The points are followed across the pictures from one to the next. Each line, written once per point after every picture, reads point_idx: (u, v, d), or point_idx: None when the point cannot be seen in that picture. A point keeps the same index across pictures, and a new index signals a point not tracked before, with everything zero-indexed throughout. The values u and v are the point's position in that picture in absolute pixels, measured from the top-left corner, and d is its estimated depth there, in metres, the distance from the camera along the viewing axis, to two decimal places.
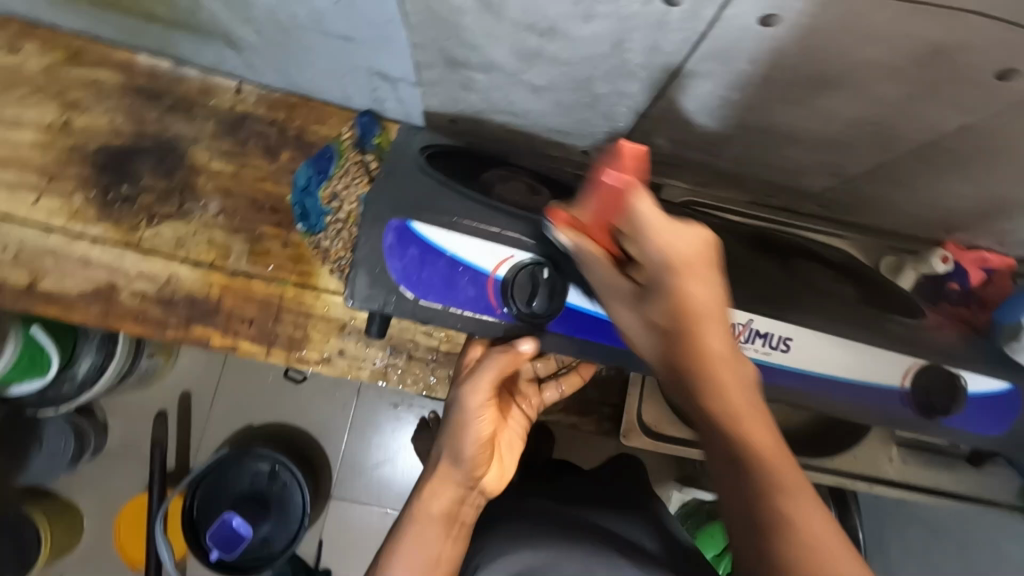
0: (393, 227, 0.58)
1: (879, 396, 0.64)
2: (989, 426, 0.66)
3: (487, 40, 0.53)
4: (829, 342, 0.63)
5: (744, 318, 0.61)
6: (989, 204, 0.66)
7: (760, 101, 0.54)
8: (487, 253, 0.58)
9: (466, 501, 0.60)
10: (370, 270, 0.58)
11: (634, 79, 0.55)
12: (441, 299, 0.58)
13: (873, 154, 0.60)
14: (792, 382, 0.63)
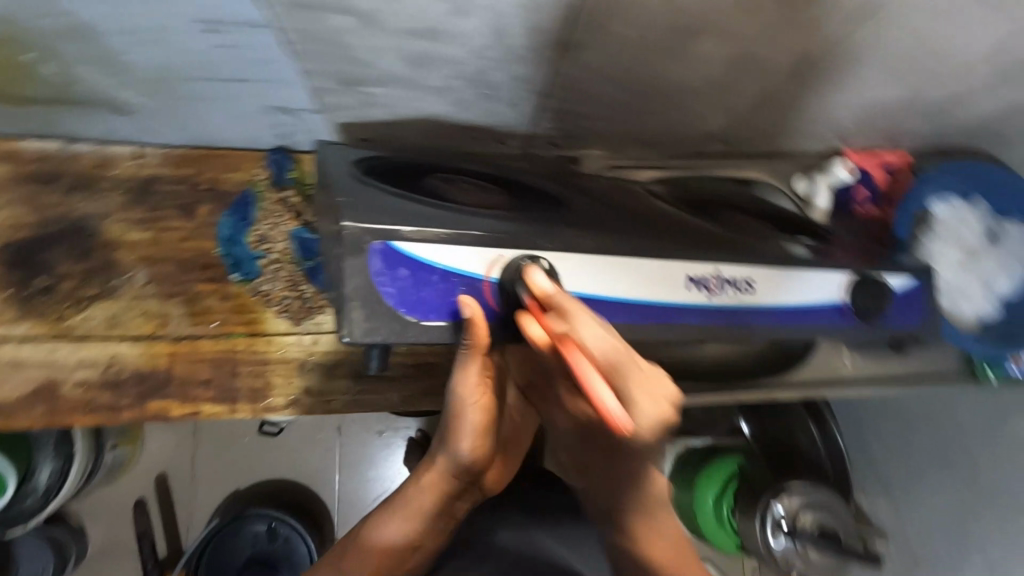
0: (377, 250, 0.48)
1: (823, 316, 0.65)
2: (910, 317, 0.70)
3: (375, 53, 0.54)
4: (782, 274, 0.63)
5: (711, 270, 0.60)
6: (871, 108, 0.72)
7: (644, 58, 0.57)
8: (477, 256, 0.51)
9: (461, 493, 0.65)
10: (363, 302, 0.47)
11: (523, 62, 0.56)
12: (446, 316, 0.50)
13: (759, 86, 0.64)
14: (766, 321, 0.63)
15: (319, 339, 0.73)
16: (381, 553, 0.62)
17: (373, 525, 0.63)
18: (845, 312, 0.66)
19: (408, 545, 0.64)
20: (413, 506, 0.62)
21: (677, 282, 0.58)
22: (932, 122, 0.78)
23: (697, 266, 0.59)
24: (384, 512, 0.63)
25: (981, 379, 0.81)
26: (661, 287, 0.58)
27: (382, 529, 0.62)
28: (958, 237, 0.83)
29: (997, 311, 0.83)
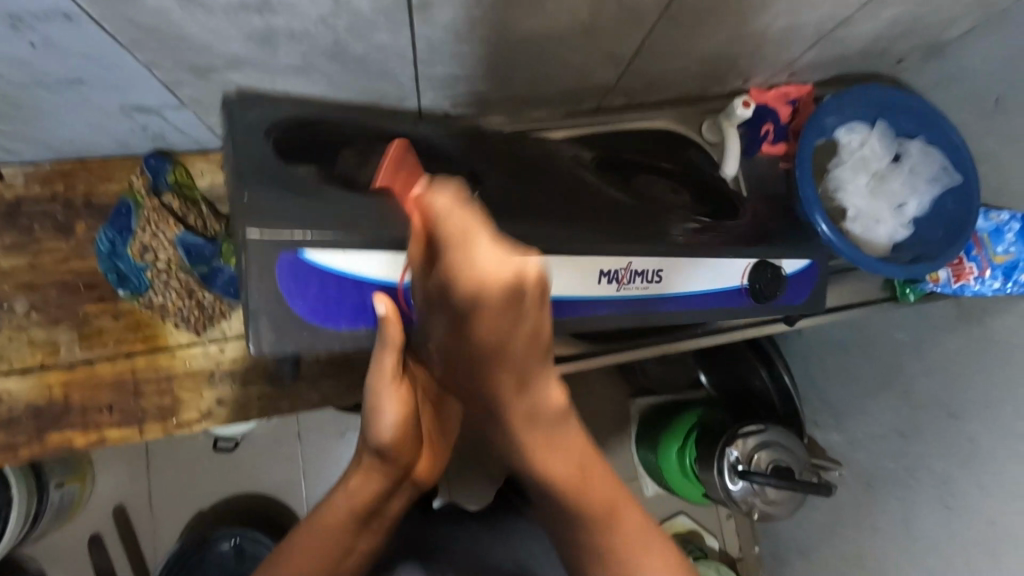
0: (285, 262, 0.44)
1: (724, 299, 0.69)
2: (798, 297, 0.76)
3: (214, 36, 0.50)
4: (687, 264, 0.64)
5: (623, 264, 0.59)
6: (759, 42, 0.71)
7: (506, 13, 0.54)
8: (394, 262, 0.48)
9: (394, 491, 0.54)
10: (270, 317, 0.44)
11: (377, 29, 0.53)
12: (357, 323, 0.48)
13: (636, 29, 0.62)
14: (670, 305, 0.65)
15: (225, 347, 0.70)
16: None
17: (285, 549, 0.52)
18: (743, 294, 0.70)
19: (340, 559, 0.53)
20: (330, 517, 0.52)
21: (590, 277, 0.58)
22: (826, 50, 0.76)
23: (613, 260, 0.58)
24: (302, 529, 0.53)
25: (900, 301, 0.85)
26: (572, 280, 0.57)
27: (296, 550, 0.52)
28: (866, 162, 0.81)
29: (909, 232, 0.81)
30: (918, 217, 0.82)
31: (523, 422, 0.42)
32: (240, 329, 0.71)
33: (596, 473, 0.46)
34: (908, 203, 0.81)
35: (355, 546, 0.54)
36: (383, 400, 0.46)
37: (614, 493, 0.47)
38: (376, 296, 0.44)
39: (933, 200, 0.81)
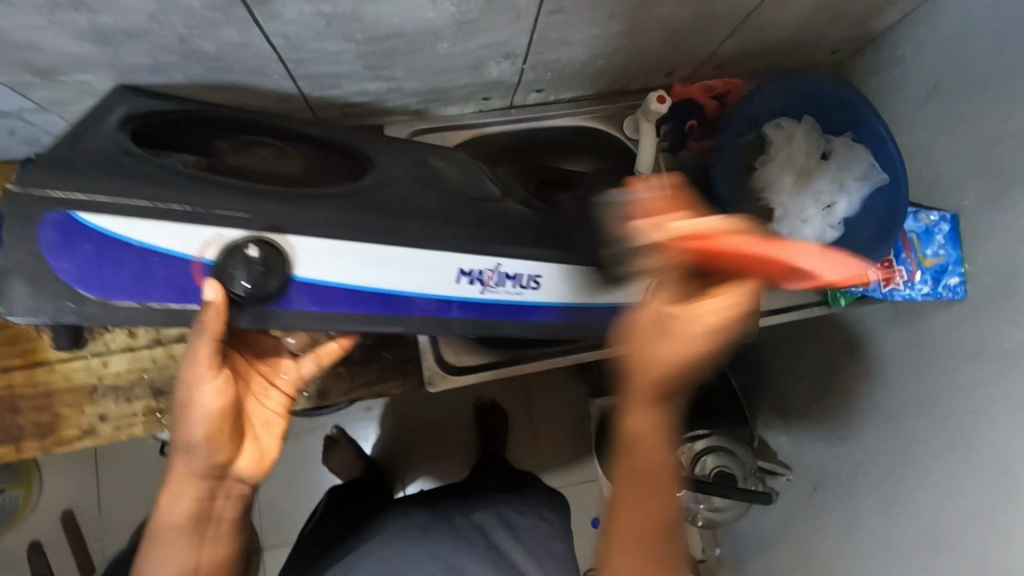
0: (51, 221, 0.41)
1: (617, 311, 0.63)
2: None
3: (37, 34, 0.47)
4: (567, 272, 0.58)
5: (490, 263, 0.53)
6: (666, 36, 0.66)
7: (361, 8, 0.49)
8: (183, 234, 0.43)
9: (228, 490, 0.53)
10: (27, 278, 0.42)
11: (221, 26, 0.49)
12: (138, 296, 0.44)
13: (520, 24, 0.57)
14: (546, 317, 0.60)
15: (108, 360, 0.67)
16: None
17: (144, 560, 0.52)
18: (637, 311, 0.63)
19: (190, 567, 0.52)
20: (165, 524, 0.51)
21: (448, 277, 0.52)
22: (747, 40, 0.72)
23: (477, 258, 0.53)
24: (151, 543, 0.52)
25: (832, 305, 0.82)
26: (422, 275, 0.51)
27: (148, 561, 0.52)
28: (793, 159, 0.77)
29: (838, 234, 0.78)
30: (849, 217, 0.78)
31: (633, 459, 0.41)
32: (124, 342, 0.68)
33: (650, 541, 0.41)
34: (838, 203, 0.77)
35: (201, 548, 0.52)
36: (197, 394, 0.48)
37: (645, 565, 0.40)
38: (206, 280, 0.44)
39: (864, 200, 0.77)
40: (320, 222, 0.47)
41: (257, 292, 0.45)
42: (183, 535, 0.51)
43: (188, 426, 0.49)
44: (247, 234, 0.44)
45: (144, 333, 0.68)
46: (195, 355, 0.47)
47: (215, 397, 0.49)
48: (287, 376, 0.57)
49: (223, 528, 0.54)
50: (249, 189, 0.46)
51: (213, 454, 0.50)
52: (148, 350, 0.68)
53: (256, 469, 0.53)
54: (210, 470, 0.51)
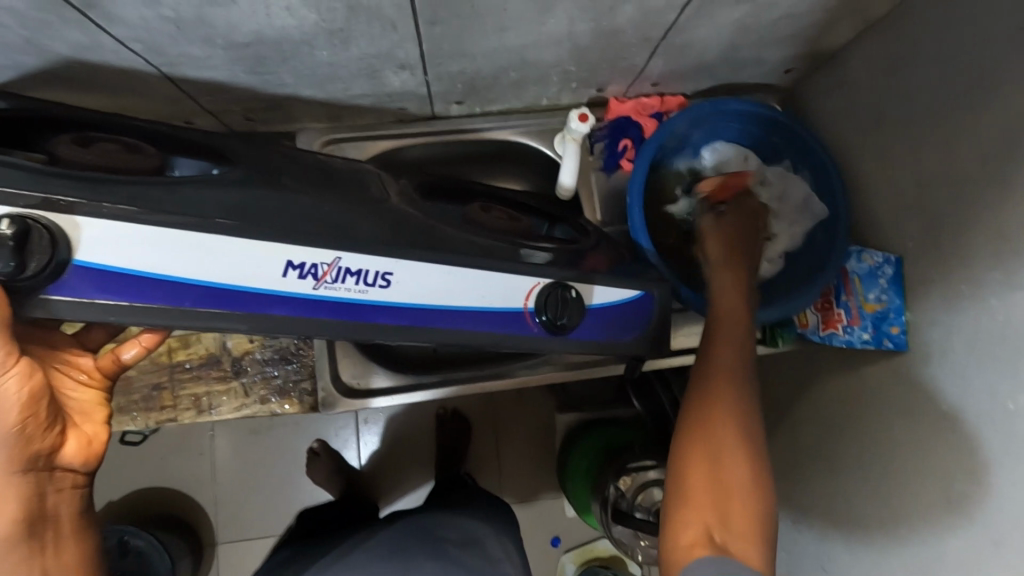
0: None
1: (501, 323, 0.54)
2: (620, 333, 0.60)
3: None
4: (439, 269, 0.50)
5: (325, 256, 0.45)
6: (578, 50, 0.61)
7: (201, 13, 0.45)
8: None
9: (60, 489, 0.43)
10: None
11: (62, 28, 0.47)
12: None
13: (399, 33, 0.52)
14: (402, 322, 0.50)
15: None
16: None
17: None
18: (527, 322, 0.55)
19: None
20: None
21: (271, 270, 0.44)
22: (677, 56, 0.66)
23: (306, 248, 0.45)
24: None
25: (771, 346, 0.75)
26: (233, 263, 0.43)
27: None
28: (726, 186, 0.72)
29: (779, 268, 0.73)
30: (791, 251, 0.73)
31: (688, 413, 0.55)
32: None
33: (722, 505, 0.50)
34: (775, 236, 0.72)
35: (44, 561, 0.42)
36: None
37: (715, 489, 0.50)
38: None
39: (805, 234, 0.71)
40: (120, 202, 0.40)
41: (14, 277, 0.37)
42: (18, 547, 0.41)
43: None
44: (8, 210, 0.37)
45: None
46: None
47: (16, 381, 0.38)
48: (90, 372, 0.46)
49: (66, 533, 0.44)
50: (30, 167, 0.39)
51: (26, 446, 0.39)
52: None
53: (86, 459, 0.43)
54: (24, 471, 0.40)
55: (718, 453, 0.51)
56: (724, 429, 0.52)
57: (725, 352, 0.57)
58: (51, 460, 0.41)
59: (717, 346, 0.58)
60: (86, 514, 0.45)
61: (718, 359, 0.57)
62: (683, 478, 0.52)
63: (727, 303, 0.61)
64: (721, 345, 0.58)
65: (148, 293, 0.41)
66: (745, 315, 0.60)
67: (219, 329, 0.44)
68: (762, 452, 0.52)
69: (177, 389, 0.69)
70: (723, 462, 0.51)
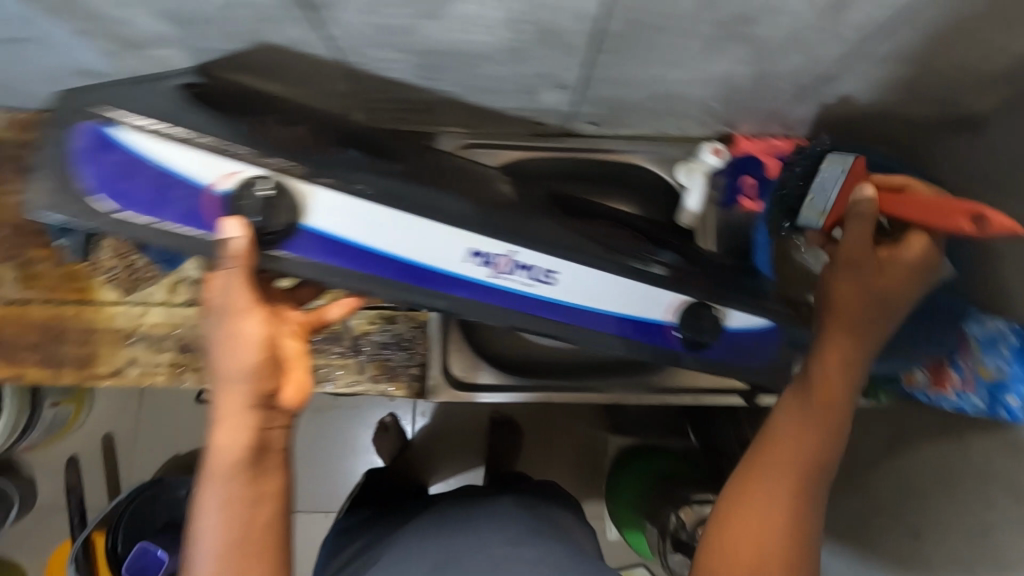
0: (90, 131, 0.48)
1: (642, 331, 0.58)
2: (748, 359, 0.63)
3: (125, 11, 0.52)
4: (596, 276, 0.55)
5: (503, 248, 0.52)
6: (726, 88, 0.64)
7: (408, 23, 0.50)
8: (206, 164, 0.47)
9: (276, 428, 0.46)
10: (61, 176, 0.48)
11: (286, 24, 0.52)
12: (148, 213, 0.48)
13: (570, 57, 0.56)
14: (557, 318, 0.56)
15: (148, 311, 0.72)
16: (218, 528, 0.45)
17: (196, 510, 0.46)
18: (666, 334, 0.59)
19: (239, 521, 0.45)
20: (220, 462, 0.44)
21: (457, 254, 0.52)
22: (818, 103, 0.67)
23: (491, 240, 0.51)
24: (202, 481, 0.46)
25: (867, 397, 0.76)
26: (431, 248, 0.51)
27: (206, 507, 0.45)
28: None
29: None
30: None
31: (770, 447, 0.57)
32: (162, 298, 0.73)
33: (769, 526, 0.54)
34: None
35: (253, 494, 0.46)
36: (236, 319, 0.44)
37: (764, 517, 0.54)
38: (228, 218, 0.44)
39: (924, 293, 0.71)
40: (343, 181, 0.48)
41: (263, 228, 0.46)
42: (233, 474, 0.45)
43: (229, 353, 0.43)
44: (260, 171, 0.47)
45: (183, 291, 0.73)
46: (233, 280, 0.45)
47: (256, 321, 0.44)
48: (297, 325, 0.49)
49: (276, 467, 0.47)
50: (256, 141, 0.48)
51: (261, 384, 0.44)
52: (183, 308, 0.73)
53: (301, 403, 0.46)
54: (258, 405, 0.44)
55: (766, 499, 0.55)
56: (793, 463, 0.55)
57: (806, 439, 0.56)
58: (276, 398, 0.45)
59: (790, 422, 0.57)
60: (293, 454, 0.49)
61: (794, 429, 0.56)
62: (729, 553, 0.54)
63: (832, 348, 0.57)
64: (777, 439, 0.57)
65: (357, 260, 0.50)
66: (858, 356, 0.58)
67: (416, 303, 0.52)
68: (820, 486, 0.56)
69: None
70: (770, 504, 0.55)
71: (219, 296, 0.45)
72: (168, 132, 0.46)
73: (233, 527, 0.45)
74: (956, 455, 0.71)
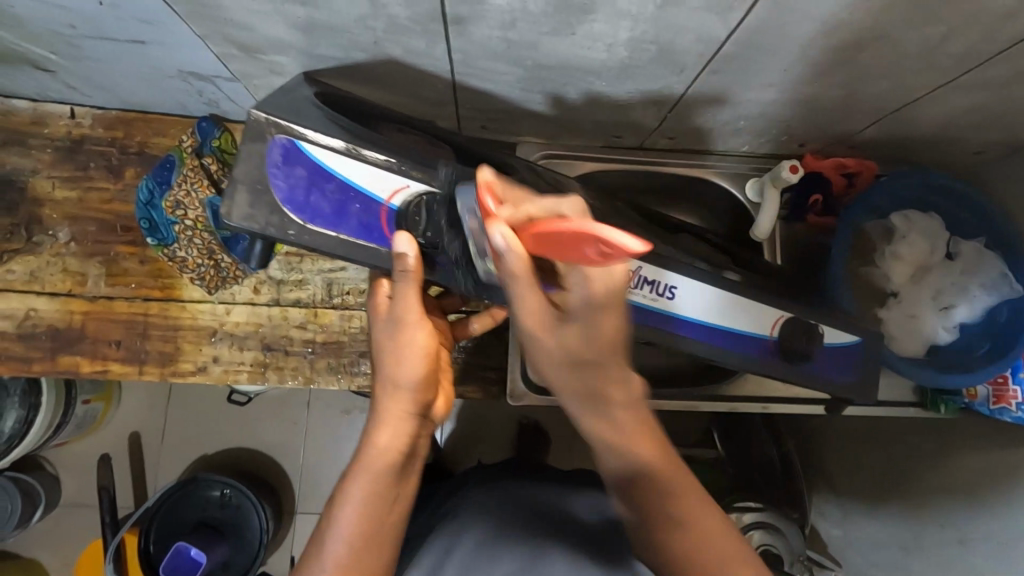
0: (280, 144, 0.51)
1: (746, 347, 0.62)
2: (842, 373, 0.66)
3: (259, 19, 0.53)
4: (711, 290, 0.61)
5: (631, 264, 0.58)
6: (814, 109, 0.66)
7: (537, 39, 0.53)
8: (380, 181, 0.52)
9: (420, 436, 0.52)
10: (252, 188, 0.51)
11: (415, 36, 0.54)
12: (332, 225, 0.52)
13: (678, 76, 0.59)
14: (679, 330, 0.61)
15: (231, 310, 0.74)
16: (359, 524, 0.48)
17: (336, 505, 0.49)
18: (772, 350, 0.63)
19: (377, 517, 0.48)
20: (376, 460, 0.49)
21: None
22: (893, 127, 0.71)
23: None
24: (348, 476, 0.50)
25: (928, 409, 0.79)
26: None
27: (351, 503, 0.48)
28: (913, 255, 0.75)
29: (953, 337, 0.75)
30: (967, 322, 0.75)
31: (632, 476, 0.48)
32: (247, 297, 0.74)
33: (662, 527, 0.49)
34: (957, 307, 0.74)
35: (398, 496, 0.50)
36: (410, 332, 0.50)
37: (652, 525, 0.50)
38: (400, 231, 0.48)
39: (987, 309, 0.74)
40: None
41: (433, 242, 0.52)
42: (385, 476, 0.49)
43: (403, 362, 0.50)
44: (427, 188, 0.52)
45: (266, 291, 0.75)
46: (404, 295, 0.50)
47: (427, 337, 0.51)
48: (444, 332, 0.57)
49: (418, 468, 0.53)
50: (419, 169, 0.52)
51: (426, 391, 0.51)
52: (267, 308, 0.75)
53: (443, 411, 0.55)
54: (417, 412, 0.51)
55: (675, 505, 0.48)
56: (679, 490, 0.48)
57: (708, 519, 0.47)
58: (428, 407, 0.52)
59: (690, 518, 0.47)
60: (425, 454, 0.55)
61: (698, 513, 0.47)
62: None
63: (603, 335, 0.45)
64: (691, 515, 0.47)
65: None
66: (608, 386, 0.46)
67: None
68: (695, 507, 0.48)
69: None
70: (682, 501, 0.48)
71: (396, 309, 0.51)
72: (357, 149, 0.52)
73: (376, 526, 0.48)
74: (1015, 462, 0.75)
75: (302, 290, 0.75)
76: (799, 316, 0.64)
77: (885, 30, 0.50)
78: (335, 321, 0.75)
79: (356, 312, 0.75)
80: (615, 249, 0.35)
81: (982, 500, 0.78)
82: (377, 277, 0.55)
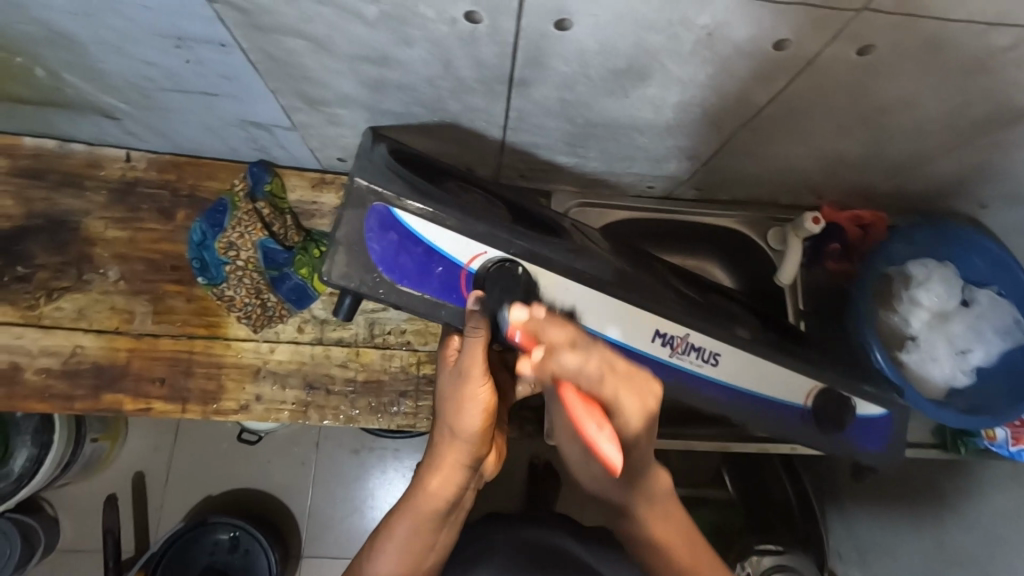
0: (376, 210, 0.55)
1: (781, 416, 0.70)
2: (871, 443, 0.73)
3: (333, 76, 0.57)
4: (752, 360, 0.67)
5: (682, 332, 0.64)
6: (835, 163, 0.72)
7: (592, 97, 0.58)
8: (460, 246, 0.57)
9: (466, 485, 0.55)
10: (348, 247, 0.55)
11: (477, 94, 0.58)
12: (418, 286, 0.58)
13: (712, 133, 0.64)
14: (716, 392, 0.67)
15: (275, 348, 0.76)
16: (398, 557, 0.53)
17: (378, 543, 0.54)
18: (804, 417, 0.70)
19: (412, 555, 0.54)
20: (425, 506, 0.53)
21: (643, 335, 0.63)
22: (908, 181, 0.76)
23: (672, 325, 0.63)
24: (394, 515, 0.54)
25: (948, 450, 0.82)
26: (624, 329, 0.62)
27: (395, 538, 0.53)
28: (931, 302, 0.79)
29: (970, 379, 0.79)
30: (984, 364, 0.79)
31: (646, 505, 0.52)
32: (291, 335, 0.76)
33: (687, 529, 0.54)
34: (973, 349, 0.79)
35: (438, 537, 0.55)
36: (473, 385, 0.51)
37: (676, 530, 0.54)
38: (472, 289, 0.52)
39: (1002, 352, 0.79)
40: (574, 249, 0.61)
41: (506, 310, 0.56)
42: (431, 518, 0.53)
43: (465, 411, 0.52)
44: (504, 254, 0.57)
45: (310, 330, 0.77)
46: (471, 348, 0.51)
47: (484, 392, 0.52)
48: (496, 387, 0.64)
49: (457, 515, 0.57)
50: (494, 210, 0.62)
51: (480, 446, 0.53)
52: (310, 346, 0.76)
53: (494, 466, 0.60)
54: (469, 465, 0.54)
55: (693, 555, 0.54)
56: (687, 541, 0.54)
57: (663, 525, 0.53)
58: (479, 461, 0.55)
59: (650, 531, 0.54)
60: (467, 506, 0.59)
61: (666, 525, 0.54)
62: None
63: (641, 425, 0.41)
64: (652, 521, 0.53)
65: None
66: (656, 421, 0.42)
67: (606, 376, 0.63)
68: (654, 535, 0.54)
69: (420, 399, 0.76)
70: (707, 560, 0.54)
71: (464, 361, 0.52)
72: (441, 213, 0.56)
73: (409, 564, 0.54)
74: None
75: (345, 329, 0.77)
76: (814, 385, 0.70)
77: (914, 97, 0.57)
78: (376, 360, 0.76)
79: (396, 351, 0.77)
80: (643, 409, 0.40)
81: (1005, 539, 0.80)
82: (449, 333, 0.60)
